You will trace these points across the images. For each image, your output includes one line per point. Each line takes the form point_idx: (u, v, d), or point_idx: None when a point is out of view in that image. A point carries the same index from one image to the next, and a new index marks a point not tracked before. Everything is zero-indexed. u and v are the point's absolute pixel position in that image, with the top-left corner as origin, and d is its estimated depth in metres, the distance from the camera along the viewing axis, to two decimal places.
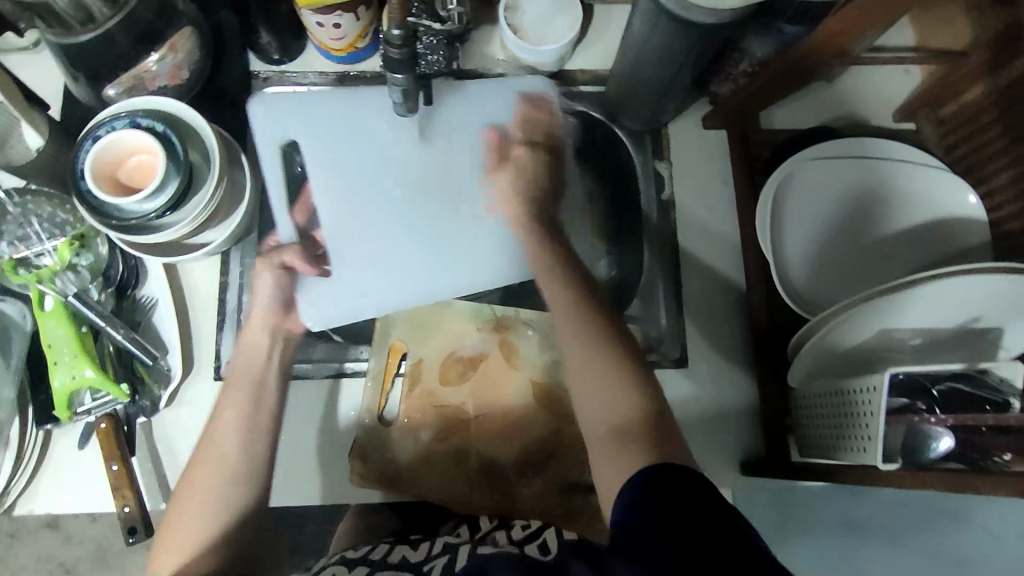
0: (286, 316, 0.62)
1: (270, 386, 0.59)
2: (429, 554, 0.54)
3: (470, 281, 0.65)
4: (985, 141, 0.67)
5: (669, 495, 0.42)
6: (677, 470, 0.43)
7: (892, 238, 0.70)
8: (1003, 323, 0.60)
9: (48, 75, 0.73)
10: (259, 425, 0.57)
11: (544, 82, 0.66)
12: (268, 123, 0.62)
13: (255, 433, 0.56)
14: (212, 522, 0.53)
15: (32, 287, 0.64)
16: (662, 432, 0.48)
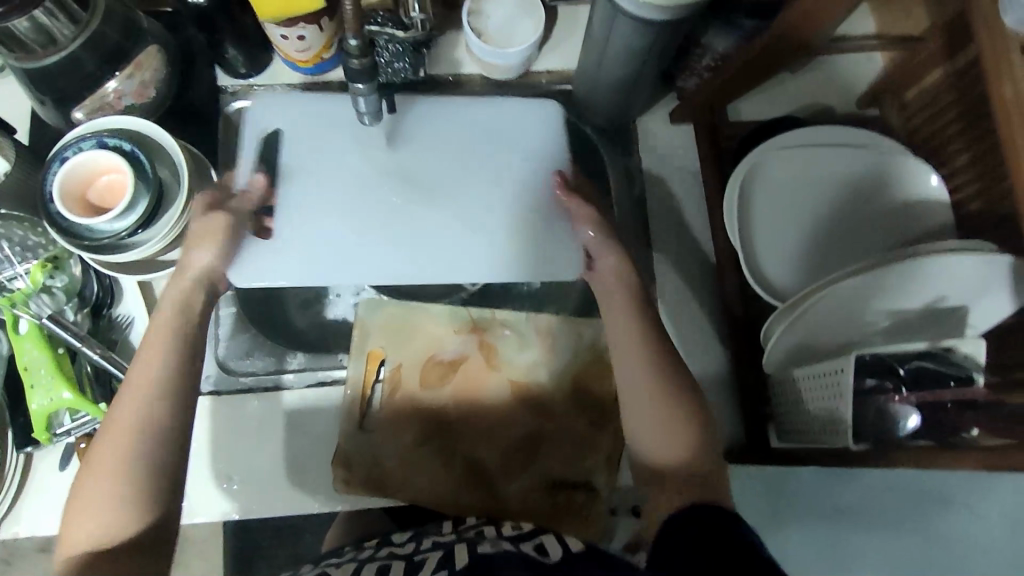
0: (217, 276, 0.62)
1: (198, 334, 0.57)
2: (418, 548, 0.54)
3: (460, 272, 0.69)
4: (944, 124, 0.68)
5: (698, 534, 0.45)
6: (714, 511, 0.47)
7: (859, 222, 0.72)
8: (968, 301, 0.60)
9: (14, 99, 0.73)
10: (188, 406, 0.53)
11: (554, 107, 0.74)
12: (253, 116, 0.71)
13: (159, 410, 0.51)
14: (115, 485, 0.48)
15: (5, 312, 0.64)
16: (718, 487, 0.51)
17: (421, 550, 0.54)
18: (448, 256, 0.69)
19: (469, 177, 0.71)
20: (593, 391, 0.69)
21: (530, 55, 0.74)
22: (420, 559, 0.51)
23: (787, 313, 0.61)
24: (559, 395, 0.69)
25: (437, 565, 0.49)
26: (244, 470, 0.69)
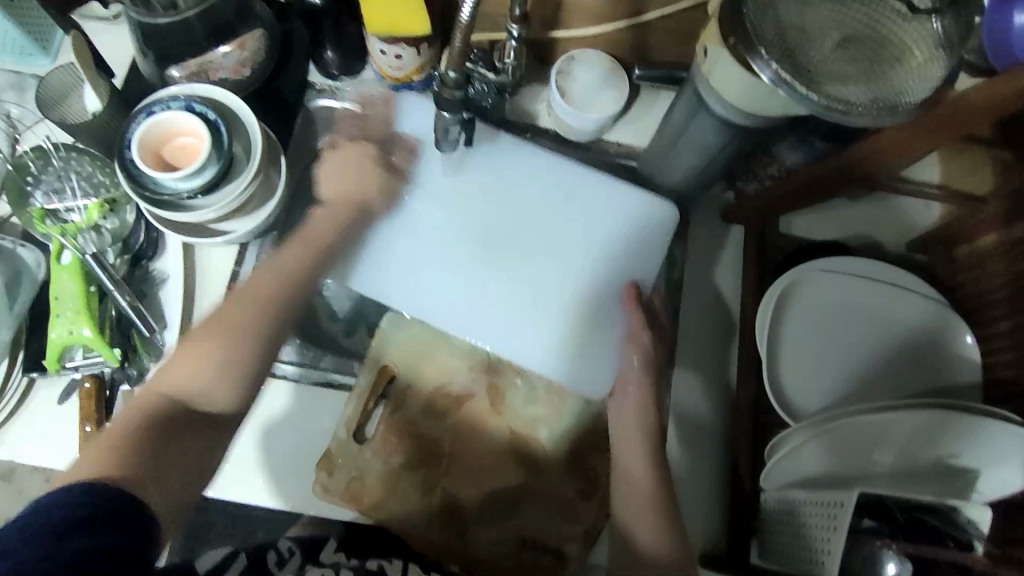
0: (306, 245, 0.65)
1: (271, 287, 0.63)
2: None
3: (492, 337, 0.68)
4: (990, 286, 0.69)
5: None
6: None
7: (885, 363, 0.72)
8: (981, 466, 0.60)
9: (120, 46, 0.77)
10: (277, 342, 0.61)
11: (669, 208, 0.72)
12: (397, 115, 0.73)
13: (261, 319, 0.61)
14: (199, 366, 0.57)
15: (53, 239, 0.66)
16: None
17: None
18: (510, 318, 0.68)
19: (561, 251, 0.70)
20: (589, 461, 0.69)
21: (606, 124, 0.76)
22: None
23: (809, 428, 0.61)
24: (553, 456, 0.69)
25: None
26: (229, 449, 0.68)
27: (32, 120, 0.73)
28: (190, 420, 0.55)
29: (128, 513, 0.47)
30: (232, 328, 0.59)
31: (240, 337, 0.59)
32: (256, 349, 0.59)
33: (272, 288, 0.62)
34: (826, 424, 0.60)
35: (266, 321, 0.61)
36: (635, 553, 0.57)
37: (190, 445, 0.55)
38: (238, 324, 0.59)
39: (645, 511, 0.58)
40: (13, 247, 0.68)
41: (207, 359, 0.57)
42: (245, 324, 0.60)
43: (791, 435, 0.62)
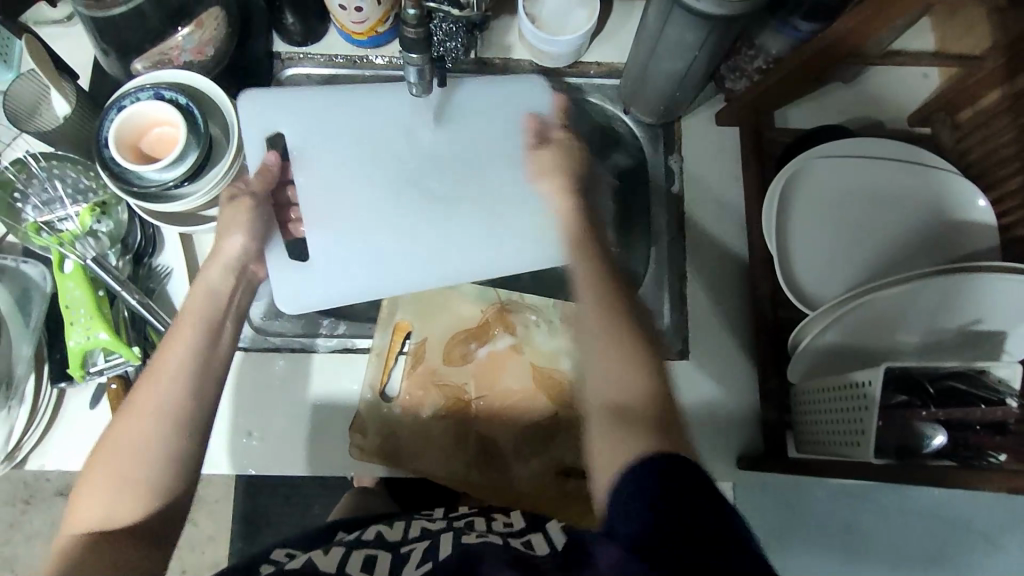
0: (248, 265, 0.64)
1: (224, 332, 0.57)
2: (405, 537, 0.55)
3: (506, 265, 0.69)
4: (998, 146, 0.67)
5: (682, 487, 0.40)
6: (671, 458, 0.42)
7: (898, 241, 0.71)
8: (1008, 326, 0.60)
9: (80, 48, 0.75)
10: (202, 405, 0.52)
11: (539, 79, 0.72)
12: (252, 107, 0.69)
13: (172, 394, 0.51)
14: (127, 471, 0.49)
15: (52, 249, 0.66)
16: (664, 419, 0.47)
17: (409, 538, 0.55)
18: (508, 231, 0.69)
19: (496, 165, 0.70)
20: None
21: (581, 45, 0.74)
22: (405, 550, 0.53)
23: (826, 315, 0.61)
24: None
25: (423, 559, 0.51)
26: (264, 428, 0.70)
27: (9, 137, 0.72)
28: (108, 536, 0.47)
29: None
30: (139, 411, 0.50)
31: (143, 421, 0.50)
32: (170, 418, 0.51)
33: (183, 353, 0.53)
34: (844, 307, 0.60)
35: (169, 401, 0.51)
36: (601, 409, 0.49)
37: (125, 547, 0.47)
38: (137, 406, 0.50)
39: (606, 355, 0.50)
40: (16, 265, 0.68)
41: (121, 458, 0.49)
42: (150, 398, 0.51)
43: (813, 322, 0.61)
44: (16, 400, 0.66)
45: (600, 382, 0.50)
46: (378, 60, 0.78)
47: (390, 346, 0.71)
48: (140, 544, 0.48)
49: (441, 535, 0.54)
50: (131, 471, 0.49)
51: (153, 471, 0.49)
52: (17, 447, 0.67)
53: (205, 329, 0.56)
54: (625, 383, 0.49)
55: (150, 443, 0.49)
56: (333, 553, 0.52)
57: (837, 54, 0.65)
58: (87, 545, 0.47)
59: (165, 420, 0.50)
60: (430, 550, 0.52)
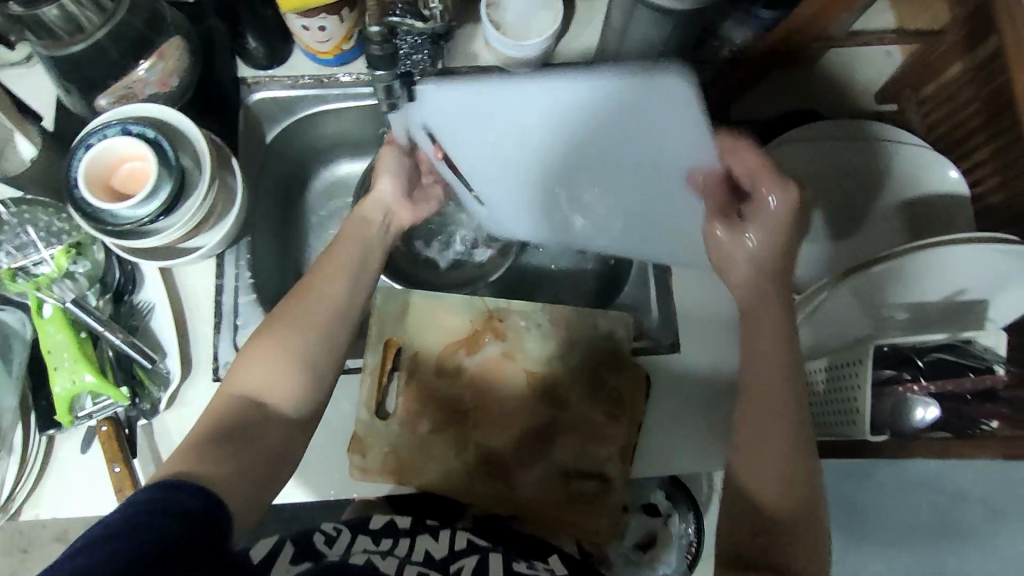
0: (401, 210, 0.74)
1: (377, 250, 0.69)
2: (451, 550, 0.57)
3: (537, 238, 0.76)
4: (965, 118, 0.68)
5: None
6: None
7: (875, 219, 0.72)
8: (989, 294, 0.61)
9: (40, 88, 0.74)
10: (348, 317, 0.63)
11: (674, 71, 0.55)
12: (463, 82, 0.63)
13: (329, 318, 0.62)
14: (287, 365, 0.58)
15: (30, 295, 0.65)
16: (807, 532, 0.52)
17: (455, 552, 0.57)
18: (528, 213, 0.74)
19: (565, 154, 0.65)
20: (609, 381, 0.69)
21: (548, 47, 0.74)
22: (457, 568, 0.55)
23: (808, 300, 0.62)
24: (575, 386, 0.70)
25: None
26: None
27: None
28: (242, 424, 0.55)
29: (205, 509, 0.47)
30: (303, 308, 0.61)
31: (313, 314, 0.61)
32: (329, 321, 0.62)
33: (344, 276, 0.65)
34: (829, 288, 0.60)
35: (327, 303, 0.62)
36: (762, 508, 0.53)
37: (266, 422, 0.56)
38: (303, 306, 0.61)
39: (779, 449, 0.54)
40: None
41: (290, 350, 0.59)
42: (316, 302, 0.62)
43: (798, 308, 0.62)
44: (4, 451, 0.65)
45: (767, 477, 0.54)
46: (344, 77, 0.78)
47: (382, 365, 0.70)
48: (279, 428, 0.57)
49: (488, 554, 0.57)
50: (286, 364, 0.58)
51: (311, 369, 0.59)
52: (8, 499, 0.65)
53: (353, 273, 0.65)
54: (786, 480, 0.53)
55: (303, 349, 0.59)
56: (388, 560, 0.54)
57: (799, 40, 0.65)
58: (235, 413, 0.56)
59: (326, 320, 0.61)
60: (479, 569, 0.55)
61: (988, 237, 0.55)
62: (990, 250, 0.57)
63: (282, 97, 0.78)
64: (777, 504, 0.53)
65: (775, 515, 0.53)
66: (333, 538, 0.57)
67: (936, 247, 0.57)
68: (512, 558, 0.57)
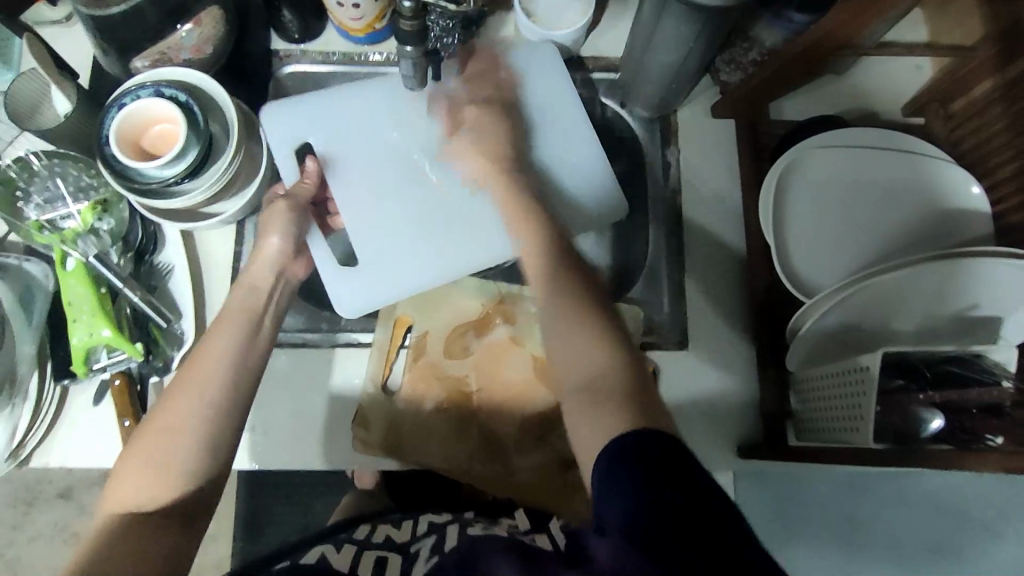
0: (293, 259, 0.64)
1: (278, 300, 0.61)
2: (413, 535, 0.56)
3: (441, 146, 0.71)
4: (992, 137, 0.67)
5: (660, 455, 0.41)
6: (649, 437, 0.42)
7: (894, 230, 0.71)
8: (1003, 312, 0.60)
9: (80, 47, 0.76)
10: (244, 392, 0.53)
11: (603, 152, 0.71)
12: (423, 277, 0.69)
13: (224, 374, 0.53)
14: (181, 449, 0.49)
15: (55, 247, 0.66)
16: (642, 392, 0.47)
17: (416, 535, 0.55)
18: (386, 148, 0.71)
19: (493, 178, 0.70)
20: None
21: (578, 40, 0.74)
22: (414, 547, 0.53)
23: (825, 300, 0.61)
24: None
25: (430, 552, 0.51)
26: (268, 423, 0.69)
27: (11, 135, 0.73)
28: (141, 523, 0.47)
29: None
30: (170, 404, 0.51)
31: (189, 403, 0.51)
32: (213, 407, 0.51)
33: (228, 347, 0.54)
34: (840, 292, 0.60)
35: (198, 394, 0.51)
36: (576, 385, 0.48)
37: (154, 527, 0.47)
38: (181, 393, 0.51)
39: (571, 346, 0.50)
40: (19, 263, 0.69)
41: (168, 438, 0.49)
42: (186, 388, 0.51)
43: (814, 306, 0.62)
44: (20, 397, 0.67)
45: (585, 355, 0.49)
46: (375, 57, 0.79)
47: (388, 344, 0.71)
48: (171, 529, 0.48)
49: (447, 529, 0.55)
50: (174, 452, 0.49)
51: (184, 463, 0.49)
52: (21, 445, 0.67)
53: (256, 324, 0.57)
54: (574, 356, 0.49)
55: (197, 422, 0.50)
56: (345, 552, 0.54)
57: (832, 47, 0.65)
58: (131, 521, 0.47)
59: (205, 411, 0.51)
60: (437, 544, 0.53)
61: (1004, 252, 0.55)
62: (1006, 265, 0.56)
63: (312, 72, 0.79)
64: (594, 375, 0.48)
65: (616, 394, 0.46)
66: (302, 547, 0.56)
67: (951, 259, 0.57)
68: (468, 525, 0.55)
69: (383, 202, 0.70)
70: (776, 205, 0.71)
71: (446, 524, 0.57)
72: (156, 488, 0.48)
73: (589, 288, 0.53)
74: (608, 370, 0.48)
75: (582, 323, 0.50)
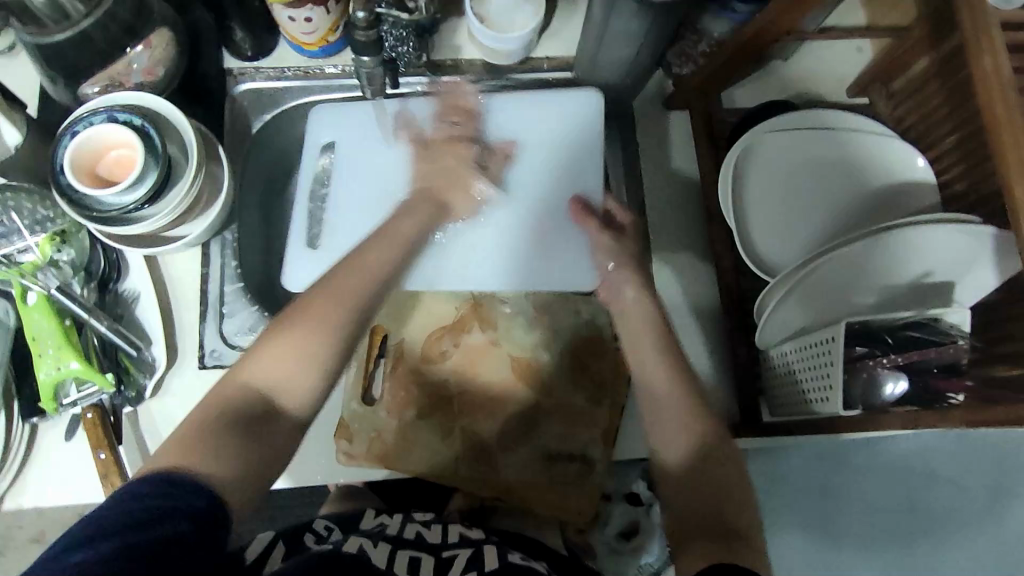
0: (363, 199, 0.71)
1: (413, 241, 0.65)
2: (445, 541, 0.58)
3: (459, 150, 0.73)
4: (931, 112, 0.70)
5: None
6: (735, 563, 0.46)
7: (848, 208, 0.74)
8: (954, 276, 0.63)
9: (25, 77, 0.74)
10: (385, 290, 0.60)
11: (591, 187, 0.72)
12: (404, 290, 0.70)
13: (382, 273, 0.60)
14: (322, 343, 0.54)
15: (15, 282, 0.64)
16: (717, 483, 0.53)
17: (447, 544, 0.58)
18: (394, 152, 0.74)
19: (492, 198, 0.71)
20: (592, 366, 0.71)
21: (532, 40, 0.76)
22: (447, 555, 0.56)
23: (784, 280, 0.63)
24: (559, 374, 0.71)
25: (465, 566, 0.54)
26: None
27: None
28: (266, 407, 0.51)
29: (209, 506, 0.43)
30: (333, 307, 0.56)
31: (354, 295, 0.57)
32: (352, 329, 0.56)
33: (392, 255, 0.62)
34: (801, 269, 0.63)
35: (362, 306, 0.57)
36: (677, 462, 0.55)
37: (272, 417, 0.51)
38: (326, 304, 0.55)
39: (671, 420, 0.57)
40: None
41: (331, 321, 0.55)
42: (338, 301, 0.56)
43: (773, 290, 0.64)
44: None
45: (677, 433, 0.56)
46: (331, 69, 0.79)
47: (367, 352, 0.71)
48: (288, 421, 0.52)
49: (481, 547, 0.57)
50: (330, 332, 0.54)
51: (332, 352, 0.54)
52: None
53: (405, 250, 0.63)
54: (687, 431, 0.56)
55: (356, 308, 0.56)
56: (381, 547, 0.55)
57: (775, 35, 0.67)
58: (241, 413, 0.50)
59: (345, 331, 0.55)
60: (474, 559, 0.55)
61: (949, 220, 0.58)
62: (953, 232, 0.59)
63: (268, 88, 0.79)
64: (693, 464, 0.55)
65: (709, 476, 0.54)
66: (323, 536, 0.59)
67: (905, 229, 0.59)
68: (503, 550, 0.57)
69: (373, 210, 0.73)
70: (735, 190, 0.73)
71: (477, 539, 0.59)
72: (295, 371, 0.52)
73: (692, 377, 0.59)
74: (698, 460, 0.54)
75: (685, 409, 0.56)
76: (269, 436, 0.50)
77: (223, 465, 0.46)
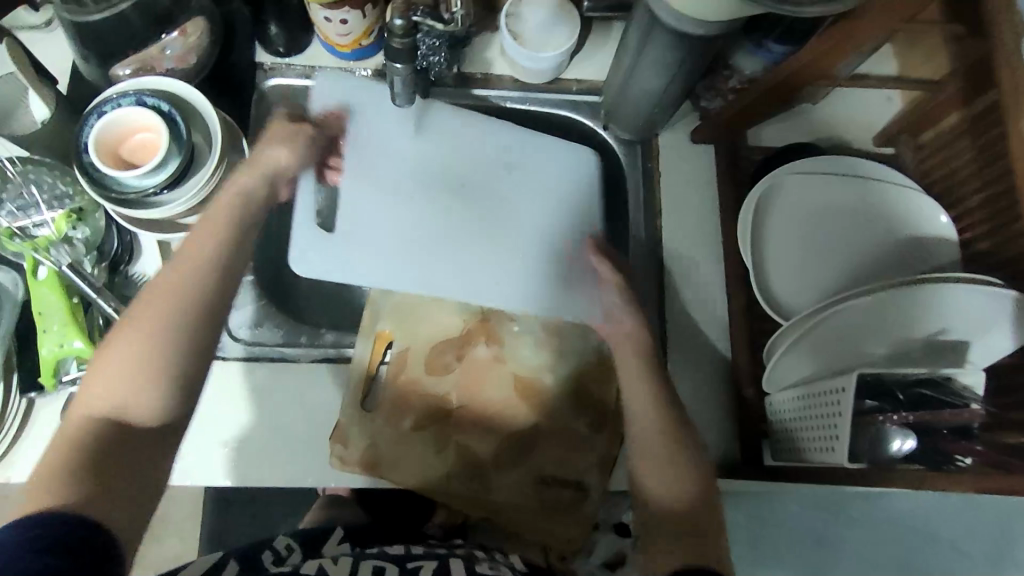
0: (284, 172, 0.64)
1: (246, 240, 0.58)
2: (410, 552, 0.56)
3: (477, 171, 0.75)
4: (960, 168, 0.70)
5: None
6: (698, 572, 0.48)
7: (866, 257, 0.73)
8: (972, 336, 0.62)
9: (57, 54, 0.75)
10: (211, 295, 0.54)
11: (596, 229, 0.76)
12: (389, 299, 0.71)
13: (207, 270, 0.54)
14: (150, 362, 0.50)
15: (27, 255, 0.64)
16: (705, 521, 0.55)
17: (412, 555, 0.55)
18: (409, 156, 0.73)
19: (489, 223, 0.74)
20: (596, 393, 0.70)
21: (564, 61, 0.76)
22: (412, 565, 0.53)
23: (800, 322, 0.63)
24: (561, 397, 0.70)
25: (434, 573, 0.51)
26: (243, 439, 0.68)
27: None
28: (124, 433, 0.49)
29: (83, 539, 0.43)
30: (143, 337, 0.50)
31: (148, 321, 0.51)
32: (176, 349, 0.51)
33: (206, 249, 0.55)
34: (814, 316, 0.62)
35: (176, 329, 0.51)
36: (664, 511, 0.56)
37: (127, 445, 0.49)
38: (140, 328, 0.51)
39: (658, 452, 0.58)
40: None
41: (144, 346, 0.50)
42: (147, 325, 0.51)
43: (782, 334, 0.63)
44: None
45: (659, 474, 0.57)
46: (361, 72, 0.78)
47: (369, 360, 0.70)
48: (144, 444, 0.50)
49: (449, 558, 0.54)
50: (134, 361, 0.50)
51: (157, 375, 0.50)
52: None
53: (232, 238, 0.57)
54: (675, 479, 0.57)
55: (173, 320, 0.51)
56: (341, 564, 0.52)
57: (808, 78, 0.67)
58: (89, 455, 0.47)
59: (168, 355, 0.50)
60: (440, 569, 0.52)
61: (970, 279, 0.57)
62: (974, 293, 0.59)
63: (297, 86, 0.78)
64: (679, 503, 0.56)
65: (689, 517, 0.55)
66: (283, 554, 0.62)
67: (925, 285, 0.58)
68: (472, 561, 0.55)
69: (385, 210, 0.72)
70: (754, 229, 0.73)
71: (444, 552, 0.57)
72: (130, 396, 0.49)
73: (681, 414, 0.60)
74: (700, 503, 0.56)
75: (669, 451, 0.58)
76: (134, 466, 0.48)
77: (102, 512, 0.45)
